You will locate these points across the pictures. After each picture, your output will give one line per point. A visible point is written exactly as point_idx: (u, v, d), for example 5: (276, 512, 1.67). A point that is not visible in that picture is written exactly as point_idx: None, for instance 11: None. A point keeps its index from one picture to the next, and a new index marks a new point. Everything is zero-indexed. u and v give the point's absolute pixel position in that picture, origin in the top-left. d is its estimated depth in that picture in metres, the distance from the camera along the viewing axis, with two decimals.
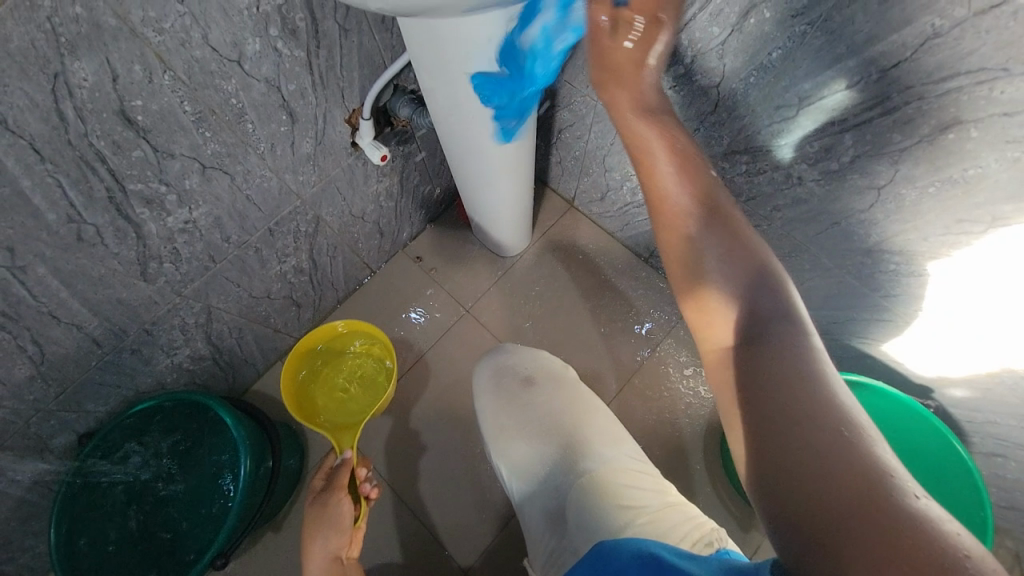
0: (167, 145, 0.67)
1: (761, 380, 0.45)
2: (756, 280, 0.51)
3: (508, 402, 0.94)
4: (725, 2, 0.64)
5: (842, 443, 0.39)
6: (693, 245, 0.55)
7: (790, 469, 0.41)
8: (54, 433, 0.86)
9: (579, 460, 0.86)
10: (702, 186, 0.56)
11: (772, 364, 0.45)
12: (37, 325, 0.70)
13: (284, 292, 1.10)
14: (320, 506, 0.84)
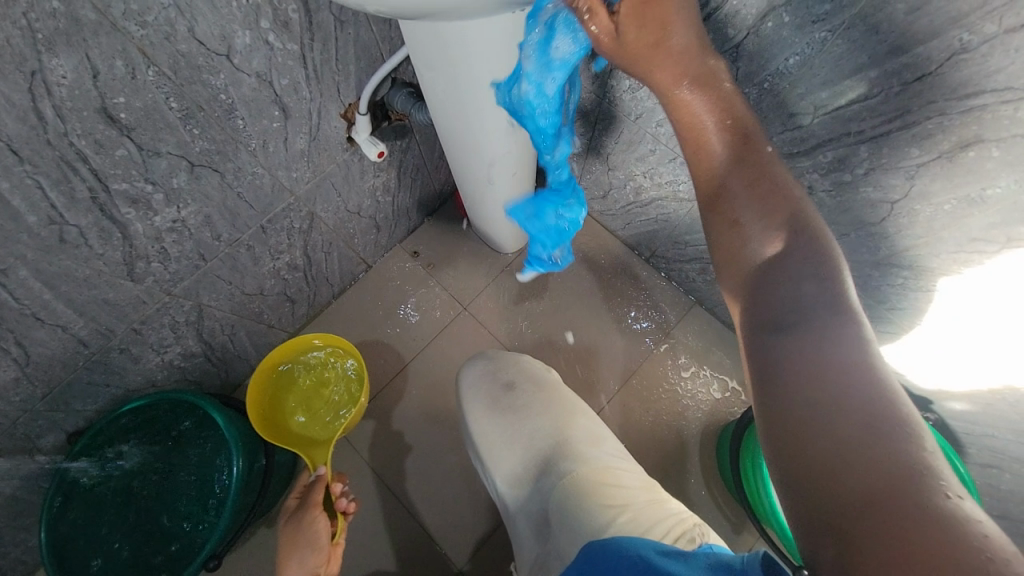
0: (153, 144, 0.64)
1: (790, 355, 0.42)
2: (801, 251, 0.46)
3: (496, 407, 0.92)
4: (741, 4, 0.60)
5: (872, 436, 0.36)
6: (732, 216, 0.50)
7: (811, 452, 0.38)
8: (41, 432, 0.85)
9: (566, 460, 0.85)
10: (747, 155, 0.50)
11: (806, 346, 0.41)
12: (21, 327, 0.68)
13: (277, 289, 1.08)
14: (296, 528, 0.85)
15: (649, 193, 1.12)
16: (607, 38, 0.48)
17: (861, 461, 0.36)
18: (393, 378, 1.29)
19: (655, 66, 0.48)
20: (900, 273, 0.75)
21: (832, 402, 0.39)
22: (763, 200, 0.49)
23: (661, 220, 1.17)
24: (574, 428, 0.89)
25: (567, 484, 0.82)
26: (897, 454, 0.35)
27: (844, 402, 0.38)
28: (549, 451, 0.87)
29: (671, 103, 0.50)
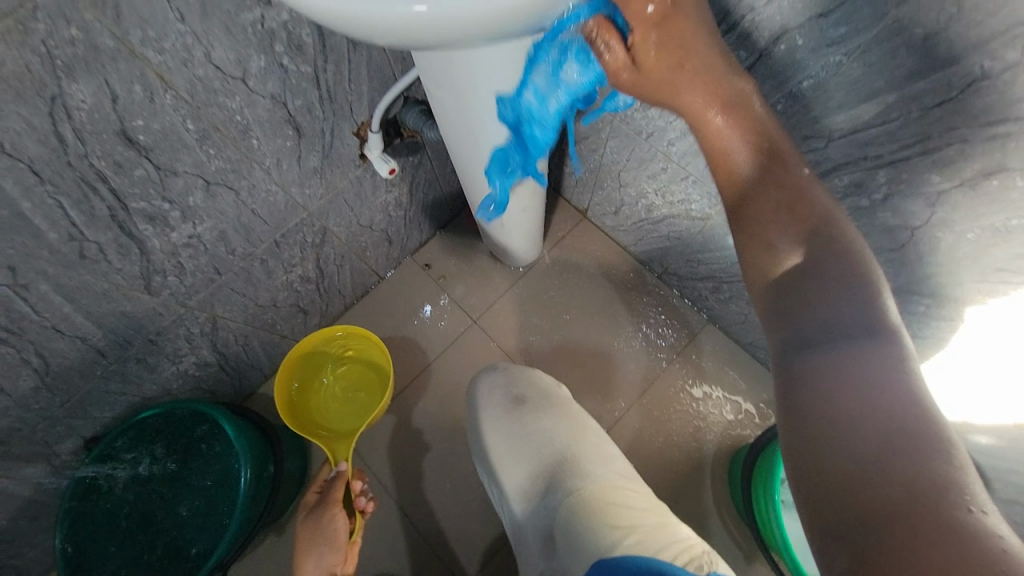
0: (170, 164, 0.66)
1: (821, 368, 0.40)
2: (833, 267, 0.44)
3: (502, 419, 0.91)
4: (754, 28, 0.59)
5: (902, 451, 0.35)
6: (768, 233, 0.47)
7: (836, 468, 0.37)
8: (60, 438, 0.87)
9: (568, 475, 0.84)
10: (783, 170, 0.48)
11: (840, 362, 0.40)
12: (41, 338, 0.71)
13: (290, 300, 1.10)
14: (313, 526, 0.83)
15: (661, 210, 1.11)
16: (624, 70, 0.48)
17: (888, 480, 0.34)
18: (402, 390, 1.29)
19: (677, 94, 0.47)
20: (923, 299, 0.72)
21: (858, 420, 0.37)
22: (800, 218, 0.47)
23: (673, 237, 1.15)
24: (579, 444, 0.87)
25: (571, 503, 0.81)
26: (927, 473, 0.34)
27: (868, 418, 0.37)
28: (552, 466, 0.85)
29: (702, 131, 0.49)
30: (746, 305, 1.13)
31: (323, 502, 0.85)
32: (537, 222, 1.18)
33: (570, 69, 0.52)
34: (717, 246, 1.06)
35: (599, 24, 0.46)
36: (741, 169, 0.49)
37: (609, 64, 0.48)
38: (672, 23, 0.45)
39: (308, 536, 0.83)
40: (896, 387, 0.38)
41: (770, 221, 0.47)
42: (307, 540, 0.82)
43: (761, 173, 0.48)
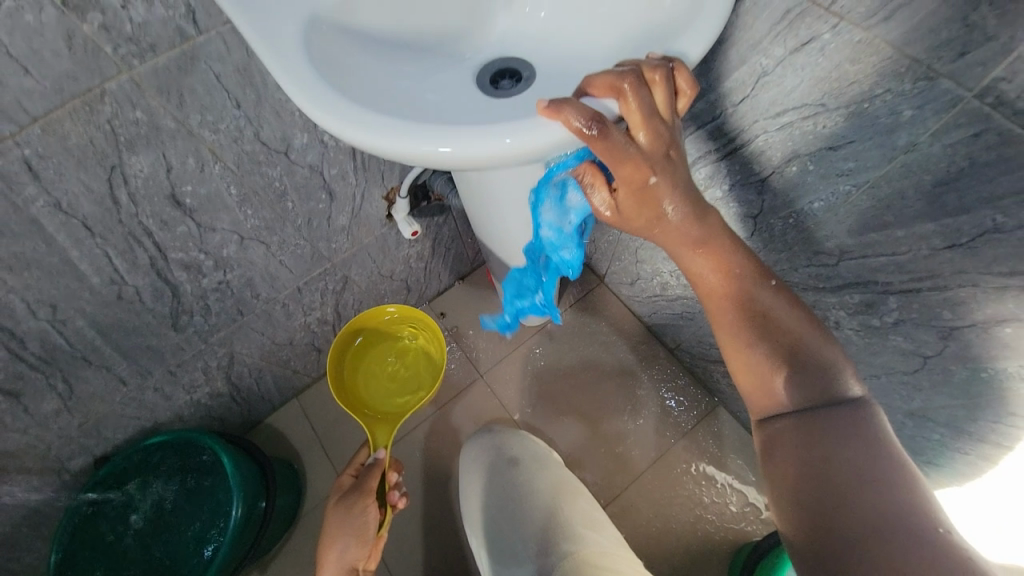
0: (210, 222, 0.72)
1: (811, 438, 0.47)
2: (811, 364, 0.50)
3: (495, 471, 0.90)
4: (767, 146, 0.63)
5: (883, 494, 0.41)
6: (754, 361, 0.52)
7: (828, 509, 0.42)
8: (70, 455, 0.92)
9: (555, 542, 0.78)
10: (760, 287, 0.53)
11: (829, 432, 0.46)
12: (70, 366, 0.76)
13: (306, 340, 1.14)
14: (346, 513, 0.91)
15: (676, 289, 1.11)
16: (608, 210, 0.51)
17: (873, 519, 0.40)
18: (403, 436, 1.30)
19: (661, 237, 0.52)
20: (937, 427, 0.69)
21: (848, 473, 0.43)
22: (772, 340, 0.51)
23: (687, 316, 1.15)
24: (572, 511, 0.83)
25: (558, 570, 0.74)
26: (905, 510, 0.40)
27: (858, 472, 0.43)
28: (542, 533, 0.80)
29: (681, 257, 0.54)
30: None
31: (356, 494, 0.93)
32: None
33: (572, 198, 0.61)
34: None
35: (586, 171, 0.51)
36: (721, 288, 0.54)
37: (597, 208, 0.52)
38: (649, 192, 0.47)
39: (339, 522, 0.91)
40: (874, 446, 0.44)
41: (749, 348, 0.52)
42: (339, 527, 0.90)
43: (746, 306, 0.53)
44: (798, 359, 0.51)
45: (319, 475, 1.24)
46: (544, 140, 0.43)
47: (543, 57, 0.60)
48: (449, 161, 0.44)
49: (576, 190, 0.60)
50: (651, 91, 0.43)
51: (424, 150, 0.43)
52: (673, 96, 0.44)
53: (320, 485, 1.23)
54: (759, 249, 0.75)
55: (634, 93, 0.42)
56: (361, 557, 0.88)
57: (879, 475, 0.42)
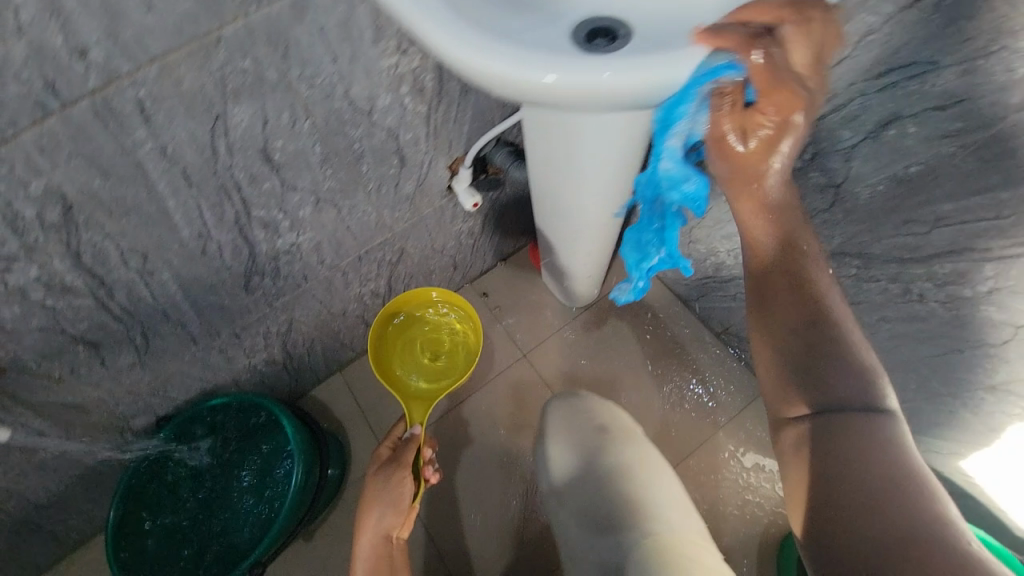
0: (293, 180, 0.73)
1: (843, 441, 0.48)
2: (841, 359, 0.51)
3: (577, 437, 0.89)
4: (862, 110, 0.63)
5: (908, 506, 0.43)
6: (785, 343, 0.54)
7: (841, 514, 0.45)
8: (136, 413, 0.94)
9: (639, 518, 0.78)
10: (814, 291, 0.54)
11: (851, 432, 0.48)
12: (150, 321, 0.77)
13: (357, 312, 1.16)
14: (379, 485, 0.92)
15: (730, 270, 1.11)
16: (728, 142, 0.51)
17: (892, 531, 0.42)
18: (447, 412, 1.31)
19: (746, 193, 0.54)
20: (1023, 402, 0.67)
21: (870, 479, 0.45)
22: (815, 348, 0.53)
23: (739, 298, 1.14)
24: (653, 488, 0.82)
25: (643, 549, 0.75)
26: (925, 526, 0.42)
27: (885, 483, 0.45)
28: (626, 508, 0.79)
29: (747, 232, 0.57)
30: None
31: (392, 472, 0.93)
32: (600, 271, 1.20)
33: (672, 136, 0.57)
34: None
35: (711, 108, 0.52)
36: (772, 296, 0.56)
37: (717, 145, 0.52)
38: (782, 130, 0.48)
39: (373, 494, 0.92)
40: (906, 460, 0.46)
41: (788, 350, 0.54)
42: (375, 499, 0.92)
43: (789, 292, 0.55)
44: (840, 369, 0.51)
45: (365, 447, 1.26)
46: (647, 75, 0.44)
47: (639, 18, 0.59)
48: (550, 93, 0.45)
49: (680, 109, 0.52)
50: (787, 39, 0.44)
51: (528, 80, 0.44)
52: (813, 53, 0.45)
53: (366, 457, 1.25)
54: (838, 220, 0.74)
55: (784, 37, 0.44)
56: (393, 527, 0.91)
57: (897, 486, 0.44)
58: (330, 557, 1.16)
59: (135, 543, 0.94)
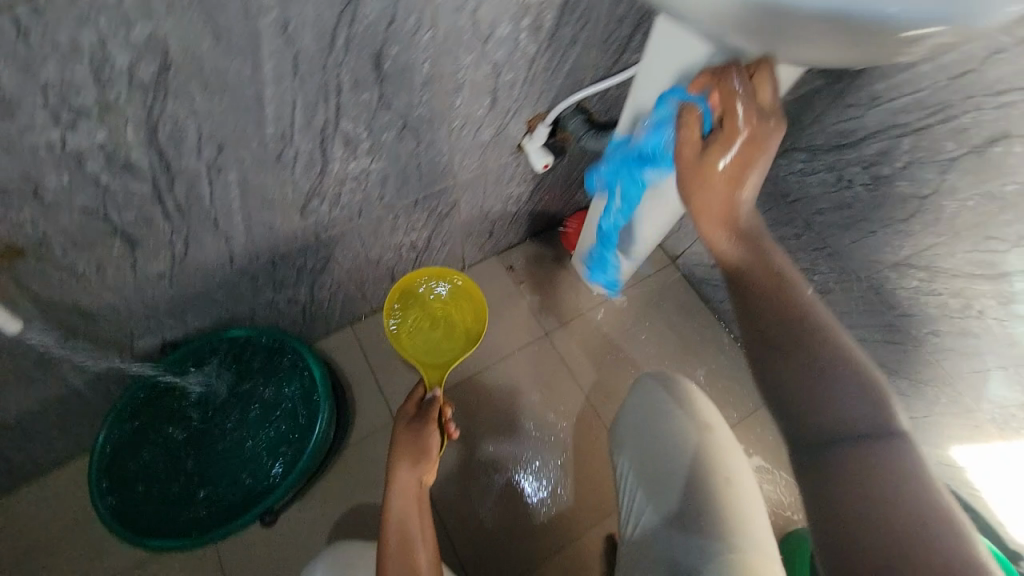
0: (391, 97, 0.67)
1: (842, 466, 0.56)
2: (828, 371, 0.58)
3: (658, 426, 0.79)
4: (974, 124, 0.65)
5: (929, 535, 0.52)
6: (768, 351, 0.60)
7: (855, 522, 0.55)
8: (143, 333, 0.84)
9: (728, 527, 0.70)
10: (795, 323, 0.59)
11: (865, 454, 0.56)
12: (197, 227, 0.69)
13: (390, 262, 1.10)
14: (406, 433, 0.86)
15: None
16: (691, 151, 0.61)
17: (904, 530, 0.53)
18: (460, 382, 1.27)
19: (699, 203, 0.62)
20: None
21: (871, 501, 0.55)
22: (788, 378, 0.59)
23: None
24: (744, 494, 0.73)
25: (728, 563, 0.67)
26: (956, 554, 0.51)
27: (890, 519, 0.53)
28: (715, 515, 0.71)
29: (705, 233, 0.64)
30: None
31: (419, 419, 0.88)
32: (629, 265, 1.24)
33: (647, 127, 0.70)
34: None
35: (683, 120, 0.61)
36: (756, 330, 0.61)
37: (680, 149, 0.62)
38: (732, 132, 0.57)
39: (399, 444, 0.85)
40: (897, 487, 0.55)
41: (781, 379, 0.59)
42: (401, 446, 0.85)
43: (769, 296, 0.61)
44: (818, 395, 0.58)
45: (371, 406, 1.19)
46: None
47: None
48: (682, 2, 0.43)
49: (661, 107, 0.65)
50: (754, 86, 0.57)
51: None
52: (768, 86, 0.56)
53: (372, 416, 1.19)
54: (913, 232, 0.79)
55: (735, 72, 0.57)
56: (420, 475, 0.83)
57: (924, 525, 0.52)
58: (324, 516, 1.09)
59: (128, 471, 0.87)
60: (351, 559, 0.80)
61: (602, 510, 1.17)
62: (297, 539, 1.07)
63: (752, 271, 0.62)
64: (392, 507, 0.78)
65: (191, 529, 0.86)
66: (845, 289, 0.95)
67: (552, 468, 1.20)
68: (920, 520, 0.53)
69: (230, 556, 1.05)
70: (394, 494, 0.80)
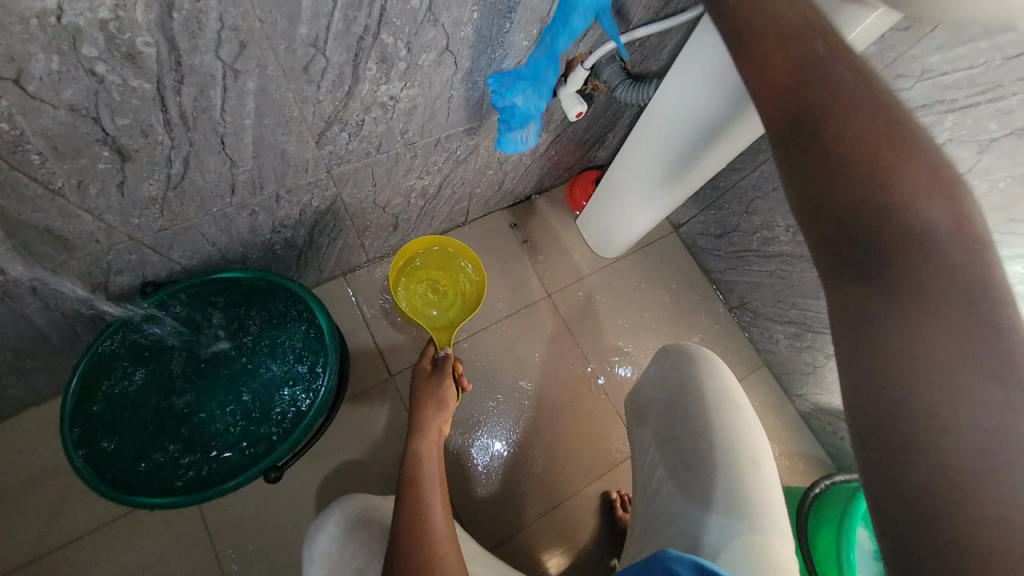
0: (440, 9, 0.59)
1: (900, 352, 0.34)
2: (945, 239, 0.36)
3: (683, 404, 0.78)
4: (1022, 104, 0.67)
5: (953, 426, 0.31)
6: (863, 207, 0.38)
7: (905, 439, 0.32)
8: (122, 269, 0.73)
9: (752, 509, 0.69)
10: (879, 156, 0.38)
11: (924, 336, 0.33)
12: (202, 144, 0.59)
13: (397, 209, 1.01)
14: (424, 388, 0.85)
15: (780, 246, 1.13)
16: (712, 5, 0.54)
17: (939, 438, 0.31)
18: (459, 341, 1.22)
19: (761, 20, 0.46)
20: None
21: (968, 415, 0.31)
22: (856, 233, 0.38)
23: (773, 275, 1.19)
24: (770, 480, 0.72)
25: (750, 543, 0.67)
26: (961, 471, 0.30)
27: (948, 395, 0.32)
28: (739, 494, 0.70)
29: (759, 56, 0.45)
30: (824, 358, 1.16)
31: (435, 374, 0.86)
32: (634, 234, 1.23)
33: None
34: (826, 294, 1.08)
35: None
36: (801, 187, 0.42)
37: None
38: None
39: (417, 398, 0.84)
40: (1003, 387, 0.31)
41: (850, 256, 0.38)
42: (420, 401, 0.83)
43: (873, 136, 0.39)
44: (889, 251, 0.36)
45: (368, 360, 1.14)
46: None
47: None
48: None
49: None
50: None
51: None
52: None
53: (369, 371, 1.13)
54: None
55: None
56: (439, 427, 0.81)
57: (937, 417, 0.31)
58: (316, 473, 1.04)
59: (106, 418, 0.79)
60: (369, 511, 0.77)
61: (599, 469, 1.18)
62: (288, 495, 1.02)
63: (801, 93, 0.42)
64: (410, 458, 0.77)
65: (176, 484, 0.79)
66: None
67: (552, 428, 1.19)
68: (948, 387, 0.32)
69: (216, 512, 0.99)
70: (415, 444, 0.78)
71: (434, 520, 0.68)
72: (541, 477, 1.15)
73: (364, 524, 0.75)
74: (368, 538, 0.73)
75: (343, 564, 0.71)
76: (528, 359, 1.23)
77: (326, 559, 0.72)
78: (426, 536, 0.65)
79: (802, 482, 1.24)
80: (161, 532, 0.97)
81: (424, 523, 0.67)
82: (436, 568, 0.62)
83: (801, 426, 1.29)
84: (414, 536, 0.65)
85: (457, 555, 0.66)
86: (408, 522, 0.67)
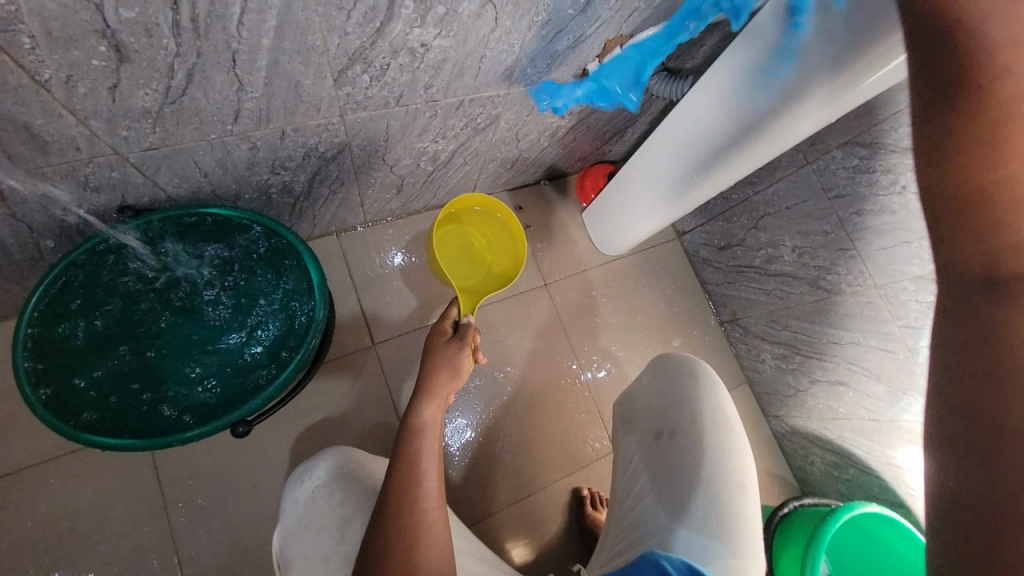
0: None
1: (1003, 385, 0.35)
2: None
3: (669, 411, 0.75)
4: None
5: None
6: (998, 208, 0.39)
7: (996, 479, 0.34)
8: (101, 187, 0.67)
9: (727, 527, 0.66)
10: None
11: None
12: (211, 58, 0.54)
13: (405, 171, 0.96)
14: (438, 352, 0.80)
15: (783, 265, 1.13)
16: None
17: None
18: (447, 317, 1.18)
19: None
20: None
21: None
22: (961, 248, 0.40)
23: (772, 294, 1.18)
24: (752, 509, 0.70)
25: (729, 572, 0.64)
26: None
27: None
28: (719, 515, 0.67)
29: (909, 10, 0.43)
30: (808, 383, 1.17)
31: (454, 340, 0.82)
32: (636, 237, 1.20)
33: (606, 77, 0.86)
34: (820, 320, 1.09)
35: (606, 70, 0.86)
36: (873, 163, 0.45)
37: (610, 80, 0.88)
38: None
39: (430, 358, 0.80)
40: None
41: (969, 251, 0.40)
42: (432, 363, 0.79)
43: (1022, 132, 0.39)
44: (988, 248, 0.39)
45: (351, 324, 1.09)
46: None
47: None
48: None
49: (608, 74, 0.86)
50: None
51: None
52: None
53: (350, 336, 1.08)
54: None
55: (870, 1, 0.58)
56: (447, 394, 0.77)
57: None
58: (282, 433, 0.99)
59: (65, 344, 0.73)
60: (358, 465, 0.73)
61: (572, 464, 1.17)
62: (250, 451, 0.97)
63: None
64: (411, 421, 0.73)
65: (134, 427, 0.73)
66: (855, 294, 1.00)
67: (531, 419, 1.17)
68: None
69: (171, 459, 0.94)
70: (420, 408, 0.74)
71: (425, 488, 0.65)
72: (513, 466, 1.12)
73: (352, 475, 0.71)
74: (358, 489, 0.70)
75: (330, 511, 0.69)
76: (514, 345, 1.20)
77: (313, 506, 0.69)
78: (417, 501, 0.63)
79: (766, 500, 1.25)
80: (107, 476, 0.90)
81: (415, 487, 0.65)
82: (420, 533, 0.61)
83: (772, 445, 1.30)
84: (406, 498, 0.63)
85: (442, 521, 0.65)
86: (401, 484, 0.64)
